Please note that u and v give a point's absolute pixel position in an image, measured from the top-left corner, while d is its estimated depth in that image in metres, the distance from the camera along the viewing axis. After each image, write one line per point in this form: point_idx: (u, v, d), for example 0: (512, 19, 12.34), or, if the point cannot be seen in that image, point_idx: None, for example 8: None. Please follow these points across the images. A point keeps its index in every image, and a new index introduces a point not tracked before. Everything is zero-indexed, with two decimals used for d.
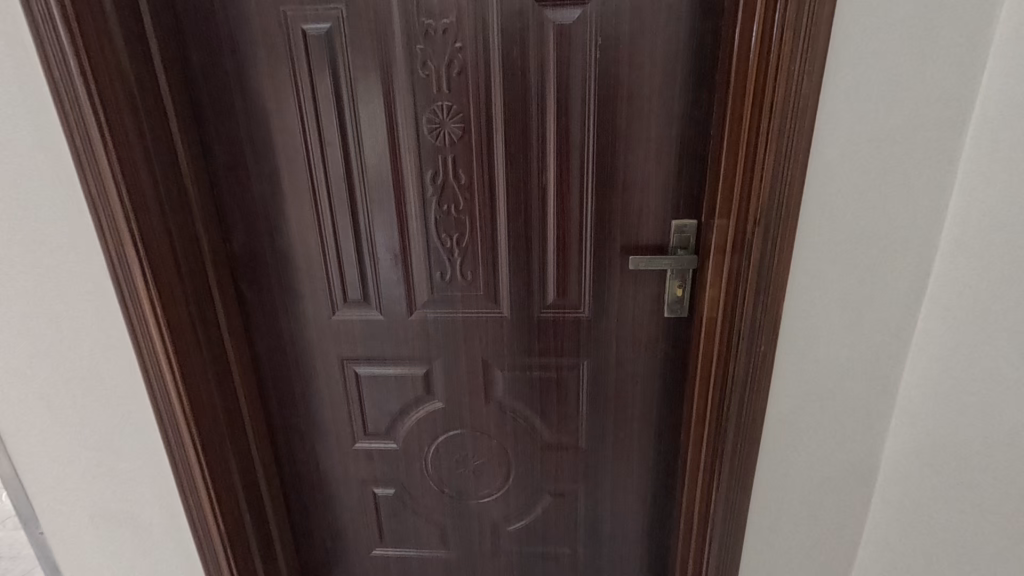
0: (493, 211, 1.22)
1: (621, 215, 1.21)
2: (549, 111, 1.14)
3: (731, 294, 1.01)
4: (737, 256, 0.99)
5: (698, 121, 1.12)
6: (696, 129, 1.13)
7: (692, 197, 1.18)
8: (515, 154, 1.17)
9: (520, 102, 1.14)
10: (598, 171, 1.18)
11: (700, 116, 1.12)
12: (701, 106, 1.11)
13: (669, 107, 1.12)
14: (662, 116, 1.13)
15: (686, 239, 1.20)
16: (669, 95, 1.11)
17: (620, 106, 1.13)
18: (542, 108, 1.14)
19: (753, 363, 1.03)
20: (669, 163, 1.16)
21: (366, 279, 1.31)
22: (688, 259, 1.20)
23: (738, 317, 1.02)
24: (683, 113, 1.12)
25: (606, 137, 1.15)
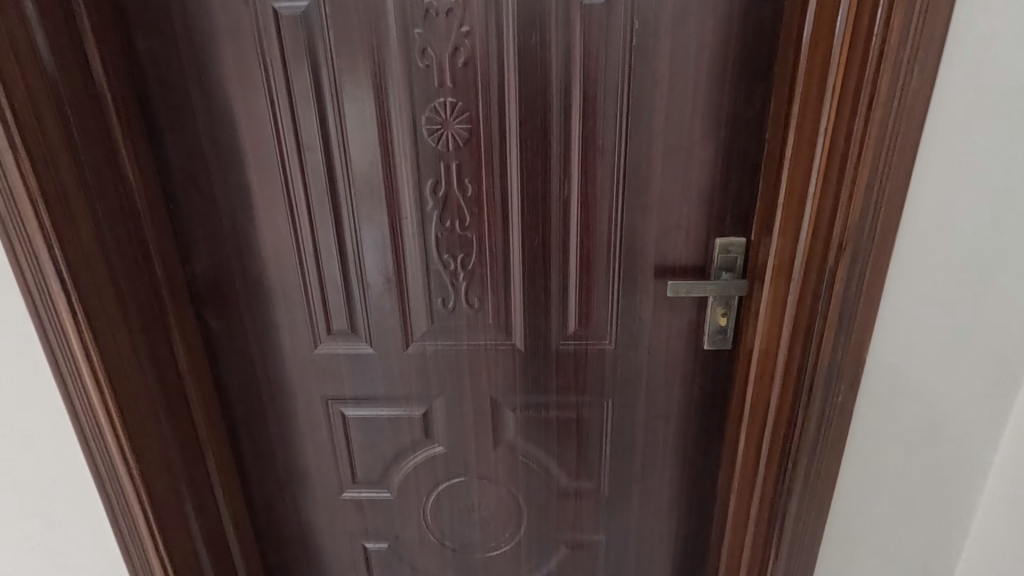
0: (505, 228, 1.04)
1: (657, 232, 1.03)
2: (573, 110, 0.96)
3: (804, 331, 0.84)
4: (814, 286, 0.81)
5: (752, 123, 0.94)
6: (749, 132, 0.95)
7: (741, 212, 1.00)
8: (532, 161, 0.99)
9: (539, 99, 0.95)
10: (631, 181, 0.99)
11: (753, 116, 0.94)
12: (754, 105, 0.93)
13: (716, 106, 0.94)
14: (707, 116, 0.95)
15: (732, 260, 1.02)
16: (717, 91, 0.93)
17: (657, 105, 0.95)
18: (564, 106, 0.95)
19: (825, 413, 0.86)
20: (716, 172, 0.98)
21: (355, 307, 1.11)
22: (735, 284, 1.02)
23: (811, 358, 0.84)
24: (732, 112, 0.94)
25: (641, 141, 0.97)
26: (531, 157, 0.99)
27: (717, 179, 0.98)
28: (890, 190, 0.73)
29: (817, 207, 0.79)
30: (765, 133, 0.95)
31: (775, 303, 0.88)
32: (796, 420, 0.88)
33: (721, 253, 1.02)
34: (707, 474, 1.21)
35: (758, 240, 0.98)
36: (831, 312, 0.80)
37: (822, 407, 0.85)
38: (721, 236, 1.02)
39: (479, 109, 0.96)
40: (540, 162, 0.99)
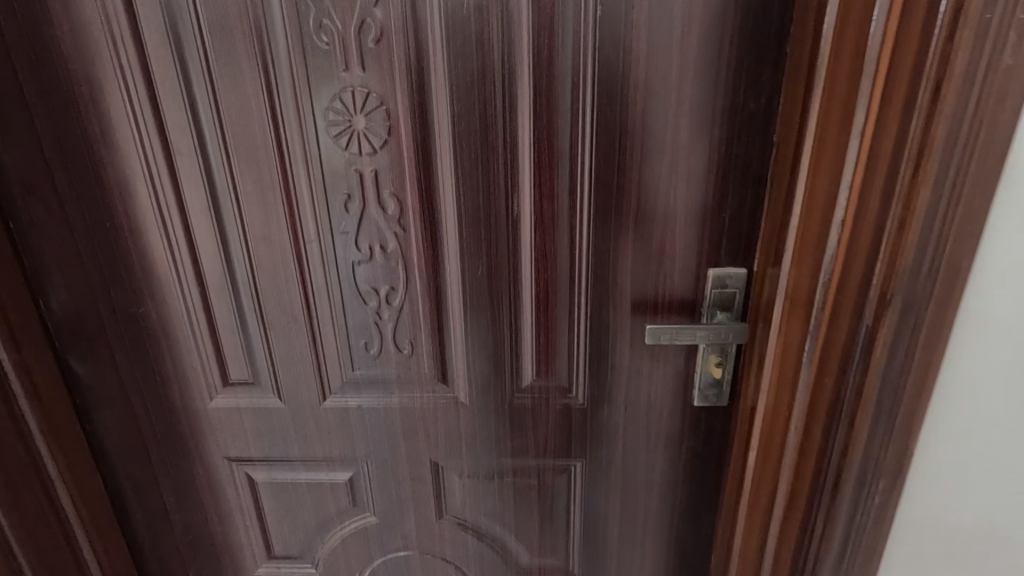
0: (442, 253, 0.81)
1: (633, 260, 0.80)
2: (523, 103, 0.73)
3: (830, 403, 0.61)
4: (847, 344, 0.58)
5: (757, 121, 0.72)
6: (753, 133, 0.72)
7: (741, 237, 0.77)
8: (470, 170, 0.76)
9: (476, 88, 0.72)
10: (599, 195, 0.77)
11: (758, 112, 0.71)
12: (762, 97, 0.71)
13: (710, 98, 0.71)
14: (698, 111, 0.72)
15: (729, 297, 0.80)
16: (710, 78, 0.70)
17: (632, 96, 0.72)
18: (510, 98, 0.73)
19: (857, 518, 0.62)
20: (708, 184, 0.75)
21: (257, 350, 0.89)
22: (734, 328, 0.79)
23: (837, 442, 0.61)
24: (731, 106, 0.71)
25: (611, 144, 0.74)
26: (470, 164, 0.76)
27: (710, 194, 0.76)
28: (963, 217, 0.51)
29: (852, 225, 0.56)
30: (774, 134, 0.72)
31: (792, 346, 0.66)
32: (814, 517, 0.65)
33: (715, 287, 0.80)
34: (699, 552, 0.98)
35: (764, 266, 0.76)
36: (869, 382, 0.57)
37: (852, 511, 0.62)
38: (716, 266, 0.79)
39: (401, 102, 0.74)
40: (482, 170, 0.76)
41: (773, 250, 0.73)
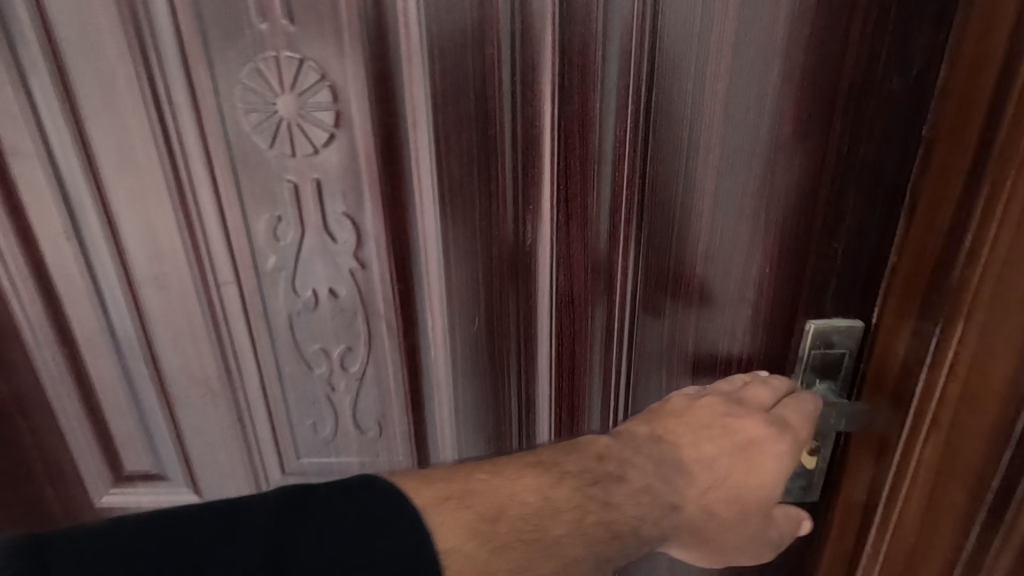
0: (425, 302, 0.55)
1: (700, 309, 0.55)
2: (542, 80, 0.47)
3: None
4: None
5: (900, 109, 0.47)
6: (894, 128, 0.48)
7: (857, 277, 0.53)
8: (462, 179, 0.50)
9: (467, 56, 0.46)
10: (652, 218, 0.52)
11: (905, 96, 0.47)
12: (912, 72, 0.46)
13: (829, 72, 0.46)
14: (810, 92, 0.47)
15: (833, 361, 0.56)
16: (833, 39, 0.46)
17: (713, 69, 0.46)
18: (521, 72, 0.47)
19: None
20: (817, 202, 0.50)
21: (159, 433, 0.63)
22: (843, 407, 0.56)
23: None
24: (861, 86, 0.47)
25: (675, 144, 0.49)
26: (460, 173, 0.50)
27: (818, 216, 0.51)
28: None
29: None
30: (926, 130, 0.48)
31: (987, 429, 0.45)
32: None
33: (818, 347, 0.55)
34: None
35: (884, 320, 0.53)
36: None
37: None
38: (819, 318, 0.55)
39: (355, 79, 0.47)
40: (478, 182, 0.51)
41: (909, 299, 0.51)
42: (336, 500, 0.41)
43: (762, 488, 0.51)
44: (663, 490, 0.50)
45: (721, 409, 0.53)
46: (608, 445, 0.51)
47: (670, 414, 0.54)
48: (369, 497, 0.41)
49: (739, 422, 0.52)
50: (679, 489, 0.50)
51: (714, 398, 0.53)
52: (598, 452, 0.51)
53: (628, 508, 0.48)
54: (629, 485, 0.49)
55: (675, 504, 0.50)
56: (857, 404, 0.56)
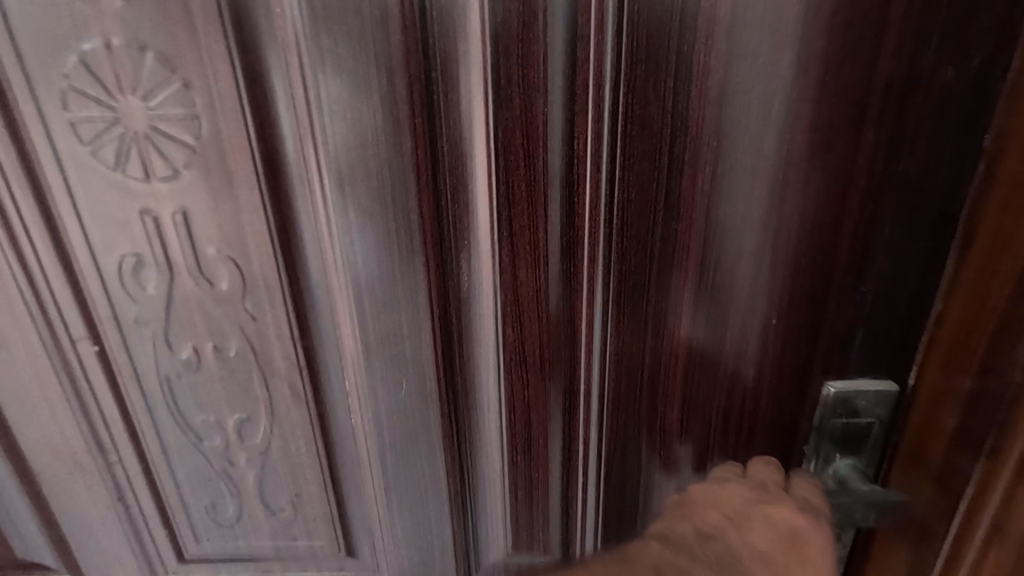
0: (338, 362, 0.44)
1: (688, 371, 0.43)
2: (471, 79, 0.35)
3: None
4: None
5: (953, 114, 0.35)
6: (945, 139, 0.36)
7: (889, 328, 0.41)
8: (373, 207, 0.38)
9: (366, 46, 0.34)
10: (624, 260, 0.40)
11: (961, 96, 0.35)
12: (971, 63, 0.34)
13: (859, 63, 0.34)
14: (832, 94, 0.35)
15: (858, 432, 0.44)
16: (865, 19, 0.33)
17: (702, 60, 0.34)
18: (442, 67, 0.35)
19: None
20: (839, 236, 0.38)
21: (21, 516, 0.51)
22: (872, 492, 0.43)
23: None
24: (903, 83, 0.35)
25: (653, 164, 0.37)
26: (369, 202, 0.38)
27: (839, 255, 0.39)
28: None
29: None
30: (989, 140, 0.36)
31: None
32: None
33: (840, 416, 0.44)
34: None
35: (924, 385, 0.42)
36: None
37: None
38: (840, 379, 0.43)
39: (220, 78, 0.35)
40: (394, 214, 0.39)
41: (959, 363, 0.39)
42: None
43: None
44: None
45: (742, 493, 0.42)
46: None
47: (698, 503, 0.42)
48: None
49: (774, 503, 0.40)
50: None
51: (738, 484, 0.42)
52: None
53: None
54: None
55: None
56: (892, 492, 0.43)
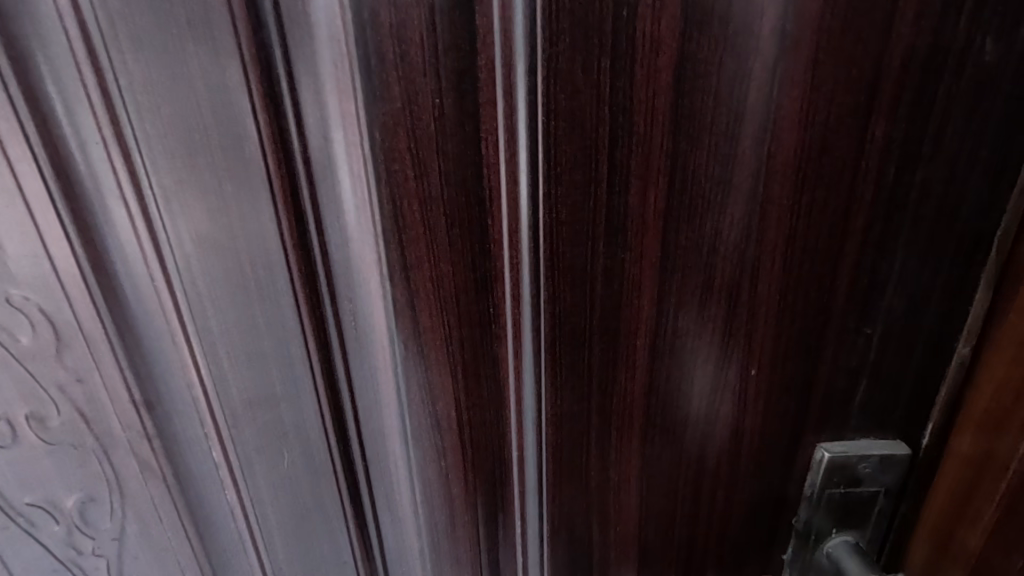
0: (199, 431, 0.34)
1: (645, 432, 0.34)
2: (324, 56, 0.24)
3: None
4: None
5: (992, 101, 0.26)
6: (977, 136, 0.27)
7: (900, 376, 0.33)
8: (221, 233, 0.29)
9: (178, 13, 0.24)
10: (558, 301, 0.30)
11: (1001, 80, 0.26)
12: (1015, 35, 0.25)
13: (868, 34, 0.25)
14: (828, 77, 0.25)
15: (859, 503, 0.36)
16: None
17: (652, 30, 0.25)
18: (288, 40, 0.25)
19: None
20: (838, 264, 0.29)
21: None
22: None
23: None
24: (925, 60, 0.26)
25: (590, 175, 0.27)
26: (211, 228, 0.29)
27: (837, 288, 0.30)
28: None
29: None
30: None
31: None
32: None
33: (838, 486, 0.35)
34: None
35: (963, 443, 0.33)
36: None
37: None
38: (837, 442, 0.34)
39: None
40: (248, 243, 0.29)
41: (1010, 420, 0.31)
42: None
43: None
44: None
45: None
46: None
47: None
48: None
49: None
50: None
51: None
52: None
53: None
54: None
55: None
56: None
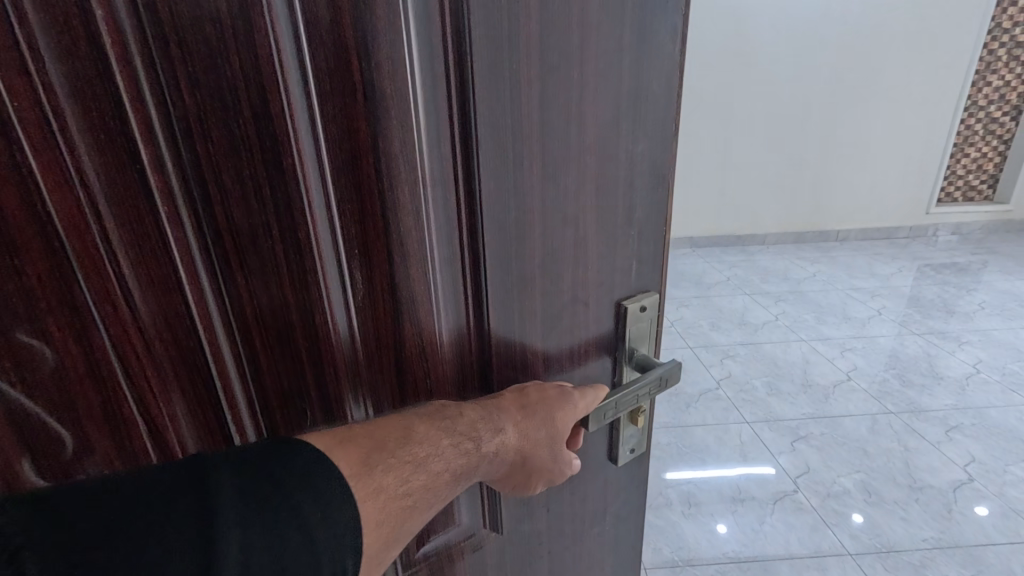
0: (216, 383, 0.44)
1: (542, 318, 0.55)
2: (345, 107, 0.41)
3: None
4: None
5: (665, 107, 0.54)
6: (664, 123, 0.54)
7: (653, 256, 0.60)
8: (260, 233, 0.42)
9: (241, 91, 0.38)
10: (492, 243, 0.50)
11: (664, 99, 0.53)
12: (671, 78, 0.53)
13: (617, 86, 0.50)
14: (602, 101, 0.49)
15: (644, 329, 0.63)
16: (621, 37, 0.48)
17: (526, 90, 0.46)
18: (318, 100, 0.40)
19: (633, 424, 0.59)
20: (622, 197, 0.54)
21: None
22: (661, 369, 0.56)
23: None
24: (639, 92, 0.51)
25: (502, 166, 0.47)
26: (249, 225, 0.41)
27: (622, 209, 0.55)
28: None
29: None
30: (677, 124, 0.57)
31: None
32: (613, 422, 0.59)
33: (636, 323, 0.61)
34: None
35: None
36: None
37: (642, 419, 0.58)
38: (632, 299, 0.60)
39: (23, 122, 0.32)
40: (281, 231, 0.43)
41: None
42: (285, 514, 0.39)
43: (521, 413, 0.53)
44: (481, 430, 0.51)
45: (467, 410, 0.51)
46: (475, 421, 0.50)
47: (464, 409, 0.51)
48: (325, 486, 0.41)
49: (521, 393, 0.54)
50: (494, 414, 0.52)
51: (510, 394, 0.54)
52: (466, 425, 0.50)
53: (432, 436, 0.47)
54: (468, 417, 0.50)
55: (490, 421, 0.51)
56: (667, 365, 0.56)
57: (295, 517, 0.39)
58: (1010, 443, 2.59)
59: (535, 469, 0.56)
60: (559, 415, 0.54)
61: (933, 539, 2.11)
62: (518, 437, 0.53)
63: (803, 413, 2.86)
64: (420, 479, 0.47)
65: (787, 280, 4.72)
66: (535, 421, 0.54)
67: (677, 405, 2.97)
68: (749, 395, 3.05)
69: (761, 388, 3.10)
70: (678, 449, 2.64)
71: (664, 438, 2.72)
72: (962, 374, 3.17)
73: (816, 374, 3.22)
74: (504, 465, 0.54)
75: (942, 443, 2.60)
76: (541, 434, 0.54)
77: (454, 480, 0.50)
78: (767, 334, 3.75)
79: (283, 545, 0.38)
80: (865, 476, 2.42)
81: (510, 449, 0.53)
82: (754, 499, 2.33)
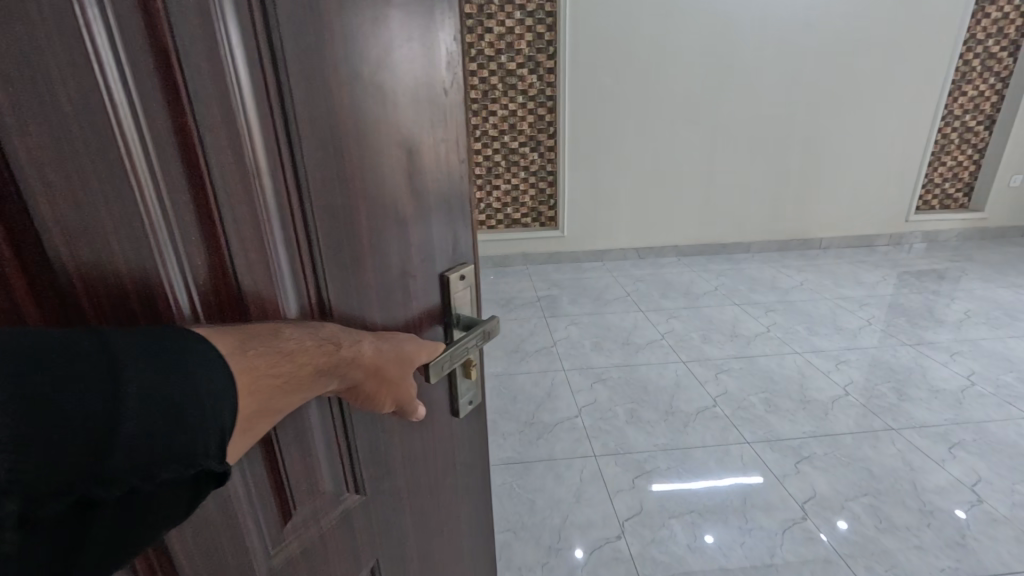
0: None
1: (377, 290, 0.66)
2: (174, 120, 0.48)
3: None
4: None
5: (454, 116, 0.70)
6: (455, 130, 0.71)
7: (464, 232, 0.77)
8: (98, 229, 0.45)
9: (65, 104, 0.42)
10: (323, 227, 0.60)
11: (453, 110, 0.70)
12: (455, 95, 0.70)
13: (414, 102, 0.64)
14: (404, 115, 0.63)
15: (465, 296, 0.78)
16: (414, 57, 0.62)
17: (338, 105, 0.56)
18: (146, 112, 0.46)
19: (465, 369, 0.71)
20: (430, 186, 0.69)
21: None
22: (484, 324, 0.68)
23: None
24: (434, 106, 0.66)
25: (324, 163, 0.57)
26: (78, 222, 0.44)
27: (433, 196, 0.70)
28: None
29: None
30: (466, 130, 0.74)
31: None
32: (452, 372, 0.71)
33: (458, 289, 0.77)
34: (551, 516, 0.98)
35: None
36: None
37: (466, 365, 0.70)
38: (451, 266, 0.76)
39: None
40: (117, 226, 0.46)
41: None
42: (189, 395, 0.44)
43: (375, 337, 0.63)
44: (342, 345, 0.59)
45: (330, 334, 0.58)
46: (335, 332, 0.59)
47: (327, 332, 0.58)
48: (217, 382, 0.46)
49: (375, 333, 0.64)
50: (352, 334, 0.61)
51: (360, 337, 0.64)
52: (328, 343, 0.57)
53: (293, 343, 0.54)
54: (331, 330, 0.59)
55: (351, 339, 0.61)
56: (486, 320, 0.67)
57: (197, 400, 0.45)
58: (1007, 457, 2.70)
59: (392, 383, 0.65)
60: (409, 345, 0.66)
61: (951, 571, 2.10)
62: (374, 351, 0.62)
63: (802, 430, 2.96)
64: (286, 367, 0.53)
65: (773, 292, 4.82)
66: (387, 342, 0.64)
67: (674, 427, 3.03)
68: (749, 413, 3.12)
69: (759, 405, 3.19)
70: (678, 473, 2.66)
71: (666, 463, 2.73)
72: (958, 388, 3.28)
73: (812, 390, 3.32)
74: (367, 378, 0.62)
75: (945, 461, 2.69)
76: (393, 351, 0.64)
77: (315, 379, 0.56)
78: (760, 349, 3.84)
79: (181, 420, 0.44)
80: (873, 501, 2.46)
81: (370, 359, 0.61)
82: (762, 530, 2.32)
